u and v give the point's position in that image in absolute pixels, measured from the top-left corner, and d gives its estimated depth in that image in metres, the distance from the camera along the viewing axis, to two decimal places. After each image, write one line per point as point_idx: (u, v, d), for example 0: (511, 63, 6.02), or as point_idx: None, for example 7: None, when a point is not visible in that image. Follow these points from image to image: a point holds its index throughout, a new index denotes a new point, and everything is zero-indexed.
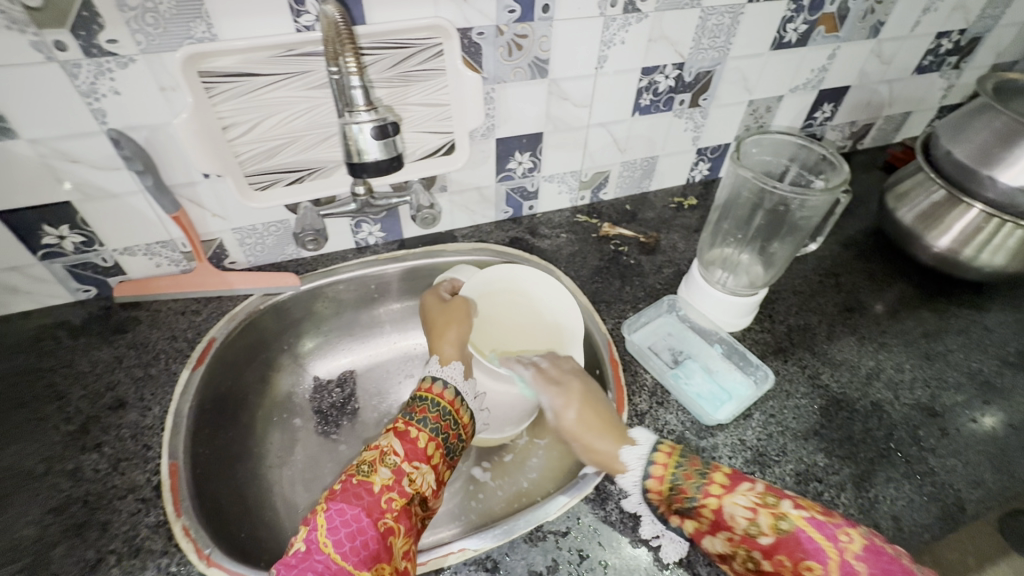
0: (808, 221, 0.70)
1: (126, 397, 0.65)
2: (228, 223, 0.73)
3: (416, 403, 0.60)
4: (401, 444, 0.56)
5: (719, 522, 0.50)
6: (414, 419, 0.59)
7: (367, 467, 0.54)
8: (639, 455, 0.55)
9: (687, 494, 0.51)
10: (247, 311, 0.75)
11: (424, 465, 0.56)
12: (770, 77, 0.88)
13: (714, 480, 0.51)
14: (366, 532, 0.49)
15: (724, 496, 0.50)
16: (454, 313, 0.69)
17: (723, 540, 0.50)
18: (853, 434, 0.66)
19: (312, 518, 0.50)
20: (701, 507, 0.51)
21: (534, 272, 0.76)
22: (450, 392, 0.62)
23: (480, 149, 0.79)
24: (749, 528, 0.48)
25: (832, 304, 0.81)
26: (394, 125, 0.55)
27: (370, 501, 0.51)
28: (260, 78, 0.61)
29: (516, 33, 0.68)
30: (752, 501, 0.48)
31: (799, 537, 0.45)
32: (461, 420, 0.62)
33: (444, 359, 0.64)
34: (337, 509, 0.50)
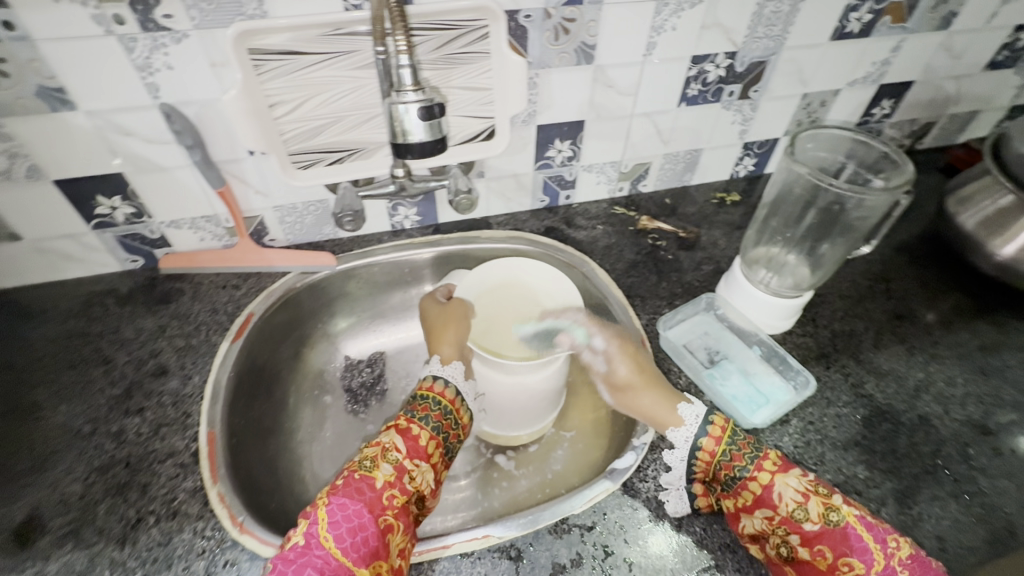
0: (863, 222, 0.67)
1: (169, 365, 0.68)
2: (270, 201, 0.74)
3: (417, 401, 0.63)
4: (404, 441, 0.58)
5: (764, 499, 0.53)
6: (416, 417, 0.61)
7: (370, 462, 0.55)
8: (698, 412, 0.59)
9: (739, 466, 0.55)
10: (284, 288, 0.76)
11: (424, 463, 0.58)
12: (827, 69, 0.84)
13: (768, 459, 0.54)
14: (366, 528, 0.51)
15: (777, 476, 0.53)
16: (450, 315, 0.71)
17: (760, 519, 0.53)
18: (898, 447, 0.63)
19: (312, 512, 0.52)
20: (748, 480, 0.54)
21: (530, 262, 0.73)
22: (451, 392, 0.65)
23: (520, 135, 0.78)
24: (796, 512, 0.51)
25: (880, 311, 0.77)
26: (440, 106, 0.54)
27: (371, 498, 0.53)
28: (307, 56, 0.61)
29: (564, 17, 0.66)
30: (805, 487, 0.52)
31: (848, 532, 0.50)
32: (460, 420, 0.65)
33: (444, 359, 0.68)
34: (338, 504, 0.51)
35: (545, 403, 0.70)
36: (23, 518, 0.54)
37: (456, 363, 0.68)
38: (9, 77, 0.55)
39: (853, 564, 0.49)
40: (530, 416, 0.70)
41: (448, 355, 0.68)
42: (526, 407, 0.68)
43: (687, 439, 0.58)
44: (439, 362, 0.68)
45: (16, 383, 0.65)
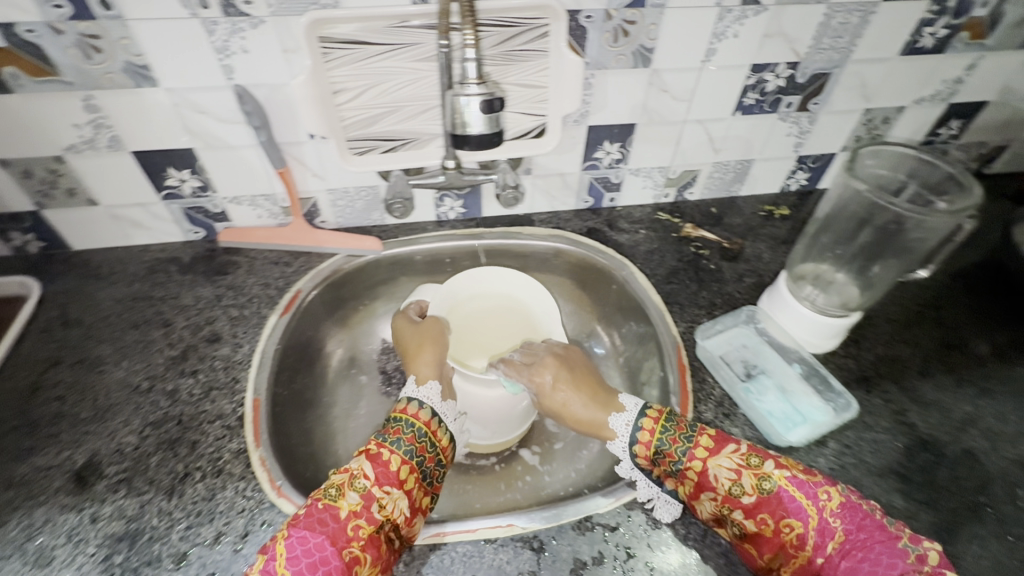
0: (921, 243, 0.64)
1: (221, 333, 0.71)
2: (324, 184, 0.77)
3: (389, 424, 0.57)
4: (373, 467, 0.52)
5: (703, 484, 0.52)
6: (389, 440, 0.55)
7: (335, 491, 0.51)
8: (629, 420, 0.58)
9: (673, 459, 0.54)
10: (332, 268, 0.79)
11: (396, 490, 0.52)
12: (893, 84, 0.81)
13: (699, 444, 0.53)
14: (329, 561, 0.46)
15: (709, 458, 0.52)
16: (426, 332, 0.69)
17: (708, 503, 0.52)
18: (940, 481, 0.60)
19: (271, 546, 0.47)
20: (685, 469, 0.53)
21: (479, 271, 0.79)
22: (426, 413, 0.58)
23: (571, 135, 0.78)
24: (732, 489, 0.51)
25: (931, 339, 0.74)
26: (500, 101, 0.56)
27: (335, 529, 0.48)
28: (372, 46, 0.63)
29: (625, 19, 0.66)
30: (737, 463, 0.51)
31: (781, 496, 0.49)
32: (439, 443, 0.58)
33: (419, 379, 0.62)
34: (298, 538, 0.47)
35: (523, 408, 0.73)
36: (83, 461, 0.58)
37: (434, 380, 0.62)
38: (101, 52, 0.59)
39: (793, 526, 0.48)
40: (513, 423, 0.73)
41: (423, 375, 0.62)
42: (508, 413, 0.71)
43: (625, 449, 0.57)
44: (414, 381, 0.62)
45: (85, 337, 0.70)
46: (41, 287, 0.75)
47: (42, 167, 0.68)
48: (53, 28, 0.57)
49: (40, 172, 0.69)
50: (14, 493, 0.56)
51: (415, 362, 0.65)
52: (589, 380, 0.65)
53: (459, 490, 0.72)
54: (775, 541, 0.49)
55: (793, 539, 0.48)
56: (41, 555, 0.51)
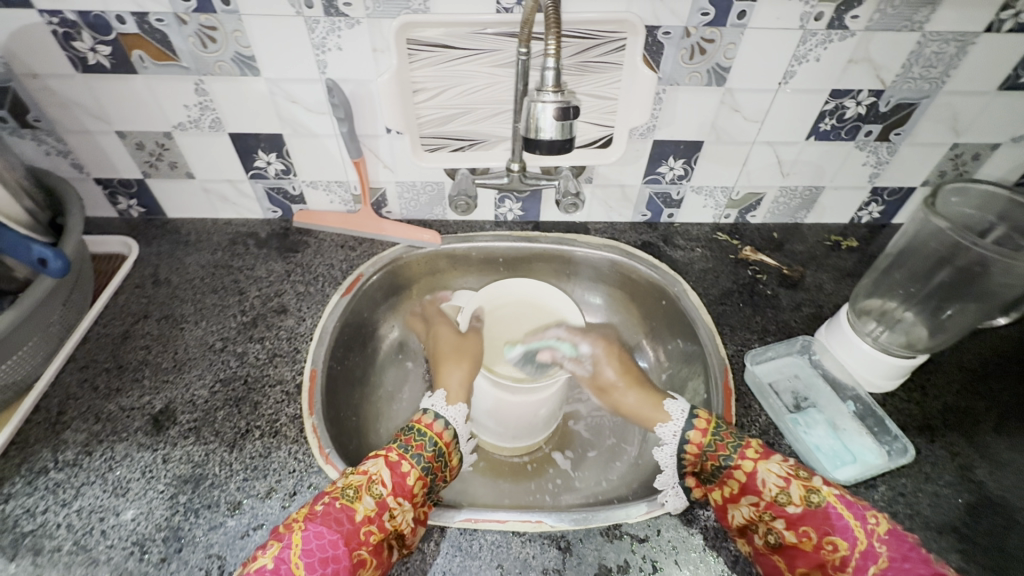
0: (1005, 290, 0.60)
1: (288, 305, 0.77)
2: (394, 176, 0.81)
3: (414, 436, 0.60)
4: (390, 476, 0.55)
5: (748, 486, 0.55)
6: (409, 452, 0.58)
7: (352, 493, 0.53)
8: (684, 407, 0.64)
9: (725, 455, 0.57)
10: (392, 256, 0.84)
11: (407, 502, 0.54)
12: (989, 120, 0.77)
13: (750, 447, 0.57)
14: (340, 561, 0.49)
15: (760, 463, 0.56)
16: (463, 343, 0.75)
17: (748, 507, 0.55)
18: (1004, 545, 0.56)
19: (286, 535, 0.50)
20: (733, 468, 0.56)
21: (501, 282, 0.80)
22: (448, 434, 0.62)
23: (636, 147, 0.79)
24: (779, 496, 0.53)
25: (1008, 393, 0.69)
26: (575, 110, 0.57)
27: (350, 530, 0.51)
28: (455, 50, 0.67)
29: (704, 37, 0.67)
30: (786, 471, 0.54)
31: (829, 512, 0.51)
32: (449, 463, 0.61)
33: (448, 399, 0.66)
34: (314, 533, 0.49)
35: (546, 417, 0.74)
36: (160, 407, 0.64)
37: (461, 403, 0.66)
38: (216, 42, 0.66)
39: (837, 544, 0.50)
40: (534, 429, 0.75)
41: (451, 395, 0.66)
42: (529, 421, 0.73)
43: (675, 434, 0.62)
44: (443, 397, 0.66)
45: (171, 296, 0.77)
46: (139, 249, 0.83)
47: (152, 140, 0.76)
48: (178, 19, 0.63)
49: (149, 145, 0.77)
50: (101, 427, 0.62)
51: (443, 376, 0.70)
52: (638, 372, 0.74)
53: (490, 484, 0.74)
54: (814, 557, 0.51)
55: (835, 559, 0.50)
56: (119, 486, 0.57)
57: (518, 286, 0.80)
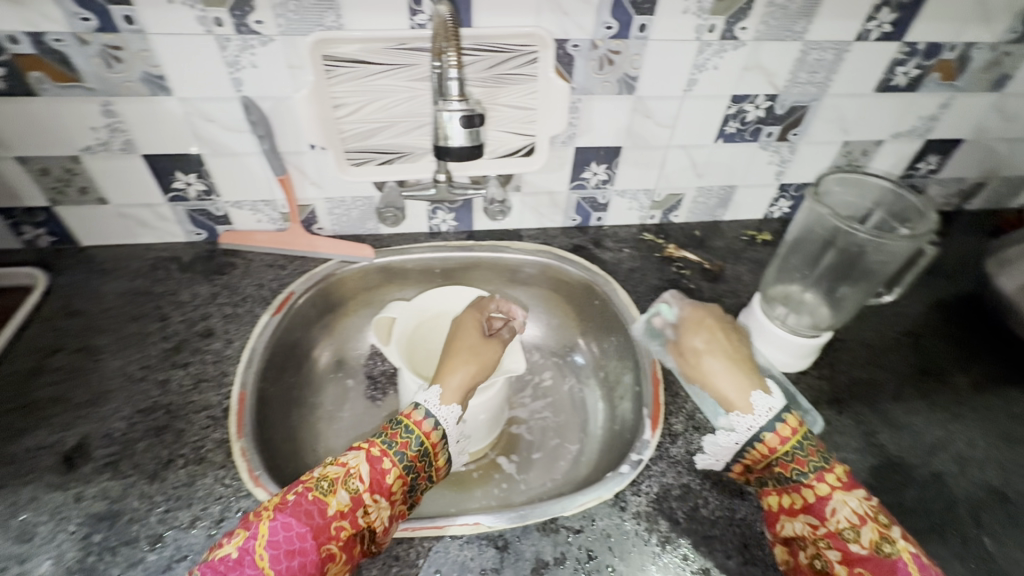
0: (883, 267, 0.66)
1: (214, 329, 0.75)
2: (323, 192, 0.81)
3: (400, 432, 0.57)
4: (370, 472, 0.53)
5: (814, 508, 0.52)
6: (393, 449, 0.55)
7: (327, 486, 0.51)
8: (774, 406, 0.56)
9: (799, 469, 0.53)
10: (325, 273, 0.83)
11: (384, 500, 0.53)
12: (871, 119, 0.85)
13: (833, 473, 0.53)
14: (307, 554, 0.48)
15: (837, 491, 0.52)
16: (482, 346, 0.68)
17: (802, 524, 0.53)
18: (905, 501, 0.61)
19: (254, 523, 0.49)
20: (804, 486, 0.53)
21: (428, 294, 0.79)
22: (437, 434, 0.58)
23: (558, 155, 0.82)
24: (846, 530, 0.50)
25: (905, 364, 0.76)
26: (480, 118, 0.60)
27: (320, 524, 0.49)
28: (372, 66, 0.68)
29: (610, 49, 0.71)
30: (864, 511, 0.51)
31: (896, 566, 0.48)
32: (435, 463, 0.58)
33: (443, 397, 0.61)
34: (282, 524, 0.48)
35: (489, 421, 0.74)
36: (74, 443, 0.61)
37: (455, 405, 0.61)
38: (122, 62, 0.64)
39: None
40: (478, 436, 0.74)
41: (448, 394, 0.61)
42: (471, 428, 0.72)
43: (749, 428, 0.56)
44: (438, 394, 0.61)
45: (85, 327, 0.73)
46: (48, 279, 0.79)
47: (59, 166, 0.73)
48: (78, 38, 0.61)
49: (55, 170, 0.73)
50: (4, 471, 0.58)
51: (447, 373, 0.64)
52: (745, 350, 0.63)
53: (435, 493, 0.73)
54: None
55: None
56: (23, 531, 0.53)
57: (443, 298, 0.80)
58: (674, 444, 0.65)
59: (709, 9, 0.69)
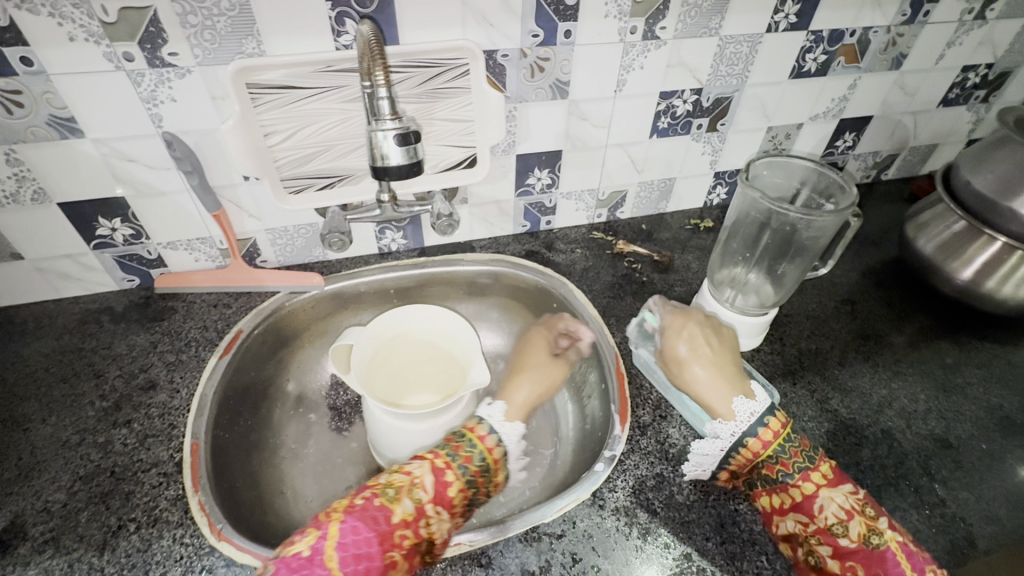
0: (814, 243, 0.70)
1: (157, 380, 0.70)
2: (263, 224, 0.78)
3: (463, 445, 0.60)
4: (433, 483, 0.56)
5: (803, 506, 0.56)
6: (456, 462, 0.58)
7: (393, 493, 0.54)
8: (754, 410, 0.60)
9: (786, 469, 0.57)
10: (273, 307, 0.80)
11: (444, 511, 0.56)
12: (789, 104, 0.90)
13: (819, 471, 0.57)
14: (372, 559, 0.50)
15: (823, 489, 0.56)
16: (547, 367, 0.75)
17: (793, 522, 0.56)
18: (861, 460, 0.65)
19: (324, 524, 0.51)
20: (792, 485, 0.57)
21: (388, 314, 0.75)
22: (497, 451, 0.62)
23: (501, 163, 0.83)
24: (835, 525, 0.54)
25: (846, 330, 0.81)
26: (416, 135, 0.59)
27: (385, 530, 0.51)
28: (301, 90, 0.66)
29: (539, 56, 0.72)
30: (850, 505, 0.55)
31: (885, 556, 0.52)
32: (495, 479, 0.62)
33: (506, 414, 0.66)
34: (352, 526, 0.50)
35: None
36: (5, 525, 0.56)
37: (518, 422, 0.66)
38: (23, 107, 0.60)
39: None
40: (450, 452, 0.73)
41: (511, 411, 0.66)
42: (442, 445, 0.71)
43: (733, 433, 0.60)
44: (502, 410, 0.66)
45: (7, 395, 0.67)
46: None
47: None
48: None
49: None
50: None
51: (511, 390, 0.70)
52: (728, 356, 0.67)
53: None
54: None
55: None
56: None
57: (402, 316, 0.76)
58: (643, 435, 0.66)
59: (628, 11, 0.72)
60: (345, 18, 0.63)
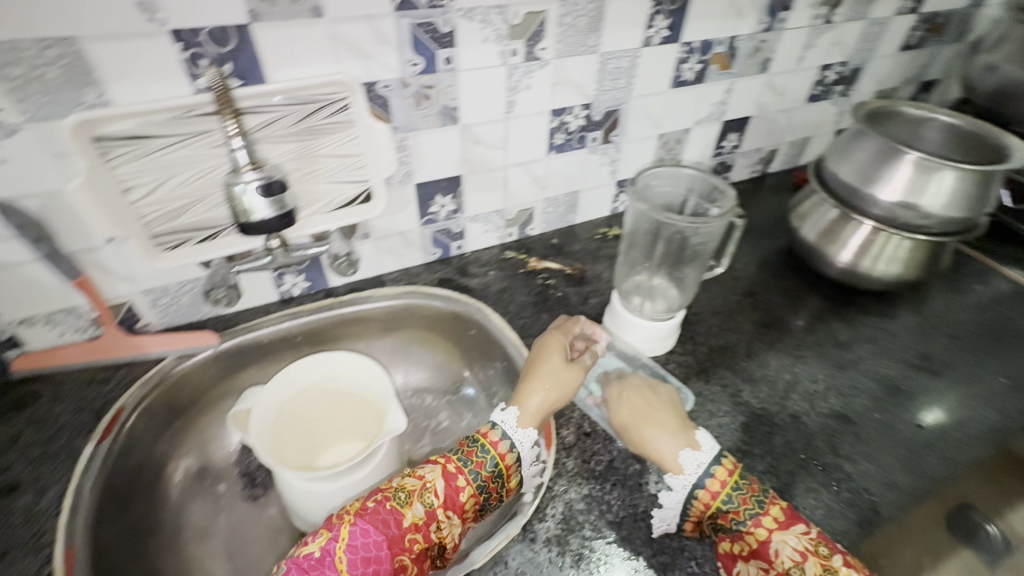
0: (704, 247, 0.74)
1: (21, 480, 0.62)
2: (138, 285, 0.71)
3: (473, 447, 0.59)
4: (443, 488, 0.56)
5: (761, 552, 0.53)
6: (468, 468, 0.57)
7: (404, 497, 0.55)
8: (701, 460, 0.57)
9: (737, 517, 0.55)
10: (160, 375, 0.72)
11: (455, 516, 0.56)
12: (674, 112, 0.95)
13: (769, 514, 0.54)
14: (382, 562, 0.51)
15: (776, 532, 0.53)
16: (563, 373, 0.65)
17: (755, 569, 0.54)
18: (773, 448, 0.68)
19: (336, 526, 0.53)
20: (746, 533, 0.54)
21: (292, 367, 0.70)
22: (512, 458, 0.59)
23: (399, 195, 0.80)
24: (792, 569, 0.51)
25: (750, 322, 0.85)
26: (280, 184, 0.59)
27: (395, 534, 0.53)
28: (159, 139, 0.61)
29: (422, 84, 0.71)
30: (804, 546, 0.52)
31: None
32: (509, 485, 0.60)
33: (520, 419, 0.61)
34: (362, 530, 0.52)
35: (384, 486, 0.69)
36: None
37: (532, 428, 0.61)
38: None
39: None
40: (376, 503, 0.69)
41: (525, 416, 0.61)
42: None
43: (686, 485, 0.57)
44: (516, 416, 0.61)
45: None
46: None
47: None
48: None
49: None
50: None
51: (524, 394, 0.63)
52: (671, 408, 0.64)
53: None
54: None
55: None
56: None
57: (310, 367, 0.72)
58: (569, 456, 0.66)
59: (507, 35, 0.72)
60: (199, 58, 0.58)
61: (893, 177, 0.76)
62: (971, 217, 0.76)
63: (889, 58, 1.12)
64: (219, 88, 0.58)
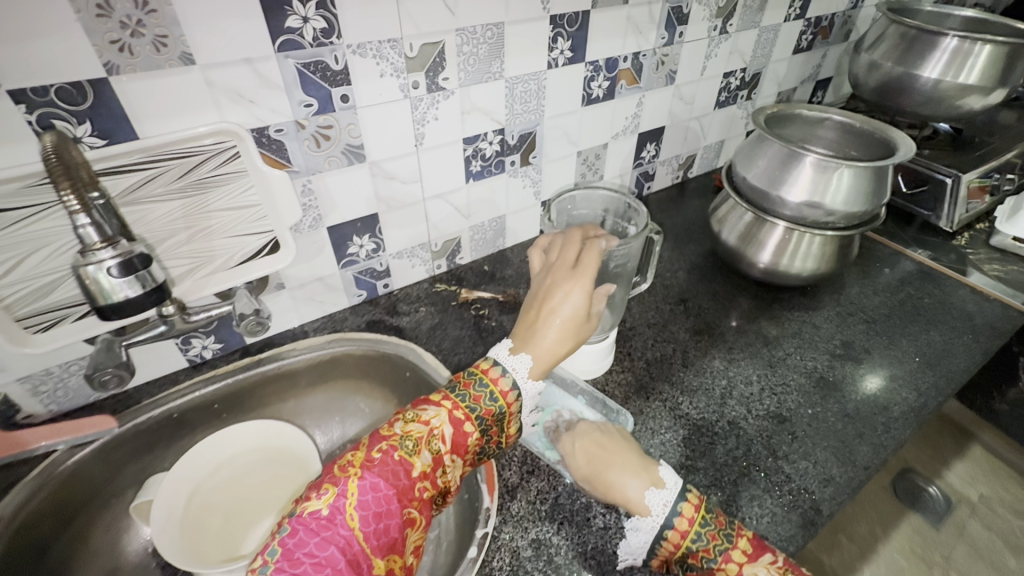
0: (625, 266, 0.75)
1: None
2: (9, 374, 0.62)
3: (473, 384, 0.57)
4: (451, 432, 0.53)
5: None
6: (473, 413, 0.55)
7: (412, 446, 0.51)
8: (667, 500, 0.54)
9: (707, 555, 0.51)
10: (46, 473, 0.63)
11: (459, 460, 0.54)
12: (589, 129, 0.95)
13: (738, 547, 0.51)
14: (392, 517, 0.48)
15: (746, 567, 0.50)
16: (583, 323, 0.61)
17: None
18: (716, 458, 0.68)
19: (341, 481, 0.48)
20: (717, 570, 0.51)
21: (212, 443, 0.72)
22: (513, 397, 0.57)
23: (310, 241, 0.75)
24: None
25: (683, 330, 0.86)
26: (144, 257, 0.53)
27: (405, 486, 0.49)
28: (13, 213, 0.54)
29: (319, 125, 0.67)
30: None
31: None
32: (507, 431, 0.58)
33: (530, 371, 0.58)
34: (371, 484, 0.48)
35: None
36: None
37: (541, 378, 0.59)
38: None
39: None
40: None
41: (537, 368, 0.59)
42: None
43: (653, 527, 0.54)
44: (527, 367, 0.58)
45: None
46: None
47: None
48: None
49: None
50: None
51: (538, 340, 0.59)
52: (629, 446, 0.61)
53: None
54: None
55: None
56: None
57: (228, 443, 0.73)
58: (513, 499, 0.63)
59: (404, 67, 0.69)
60: (50, 119, 0.52)
61: (796, 179, 0.79)
62: (871, 210, 0.79)
63: (785, 61, 1.18)
64: (53, 157, 0.48)
